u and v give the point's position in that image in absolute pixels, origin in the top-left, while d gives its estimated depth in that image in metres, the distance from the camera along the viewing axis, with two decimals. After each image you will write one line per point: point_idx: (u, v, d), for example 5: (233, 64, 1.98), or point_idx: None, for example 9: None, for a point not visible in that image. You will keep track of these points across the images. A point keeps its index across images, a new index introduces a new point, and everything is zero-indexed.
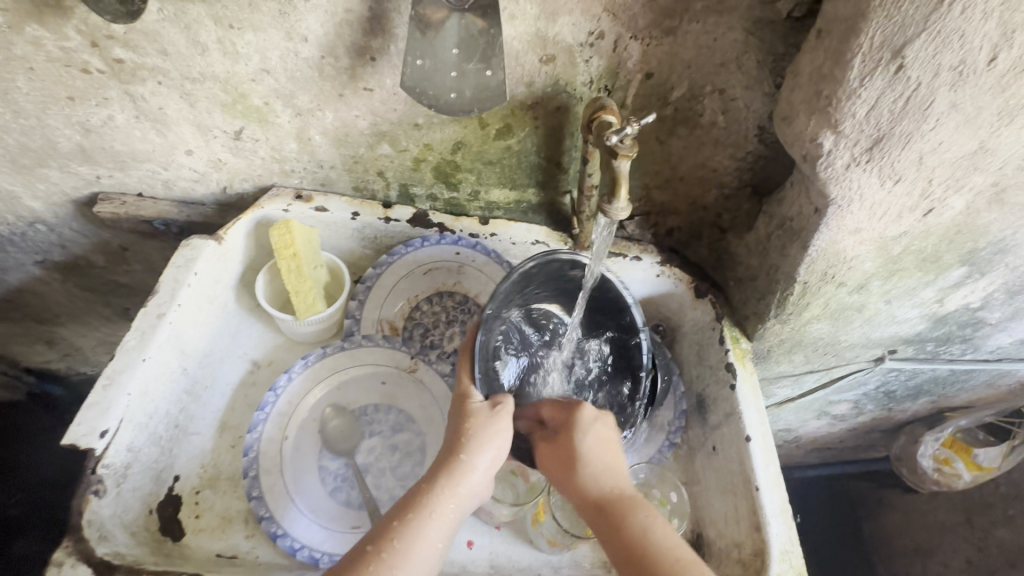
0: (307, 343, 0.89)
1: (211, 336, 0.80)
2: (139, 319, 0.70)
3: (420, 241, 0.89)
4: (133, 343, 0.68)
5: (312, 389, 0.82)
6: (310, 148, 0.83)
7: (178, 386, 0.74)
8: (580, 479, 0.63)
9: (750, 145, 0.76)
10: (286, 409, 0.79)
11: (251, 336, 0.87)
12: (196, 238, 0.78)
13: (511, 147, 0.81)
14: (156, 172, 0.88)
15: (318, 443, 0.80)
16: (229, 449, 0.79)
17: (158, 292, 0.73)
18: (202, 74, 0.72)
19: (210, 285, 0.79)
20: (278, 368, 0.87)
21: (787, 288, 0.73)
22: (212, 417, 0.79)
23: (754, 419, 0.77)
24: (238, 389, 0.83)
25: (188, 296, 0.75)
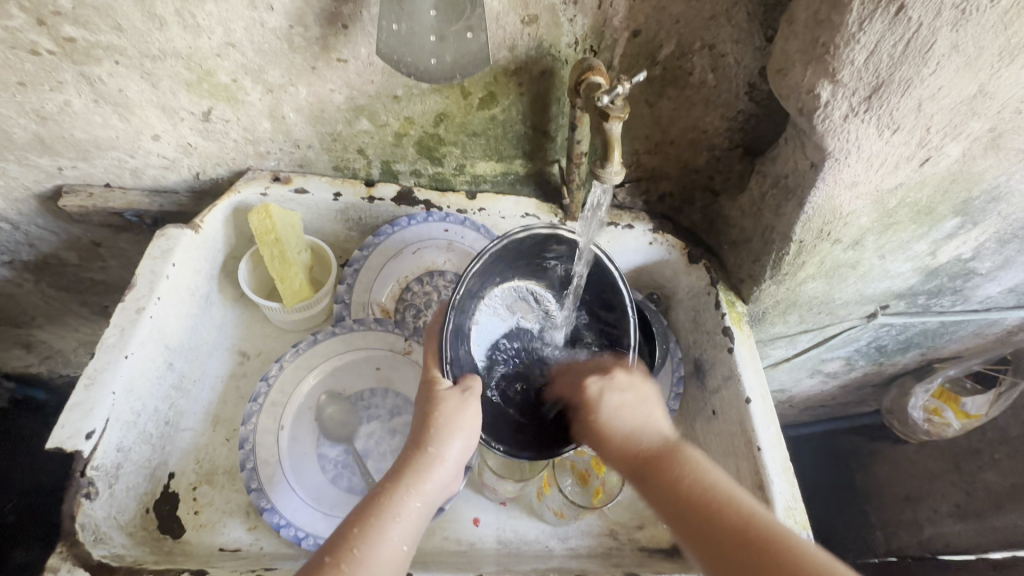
0: (297, 330, 0.87)
1: (194, 329, 0.77)
2: (117, 314, 0.66)
3: (406, 219, 0.87)
4: (113, 340, 0.65)
5: (306, 377, 0.80)
6: (285, 127, 0.79)
7: (165, 382, 0.71)
8: (613, 441, 0.64)
9: (741, 104, 0.75)
10: (280, 398, 0.77)
11: (237, 326, 0.85)
12: (171, 227, 0.74)
13: (496, 116, 0.79)
14: (123, 160, 0.83)
15: (315, 431, 0.79)
16: (224, 443, 0.77)
17: (136, 286, 0.69)
18: (162, 50, 0.67)
19: (189, 276, 0.76)
20: (268, 358, 0.85)
21: (783, 248, 0.72)
22: (203, 411, 0.77)
23: (753, 380, 0.77)
24: (229, 382, 0.81)
25: (167, 289, 0.71)
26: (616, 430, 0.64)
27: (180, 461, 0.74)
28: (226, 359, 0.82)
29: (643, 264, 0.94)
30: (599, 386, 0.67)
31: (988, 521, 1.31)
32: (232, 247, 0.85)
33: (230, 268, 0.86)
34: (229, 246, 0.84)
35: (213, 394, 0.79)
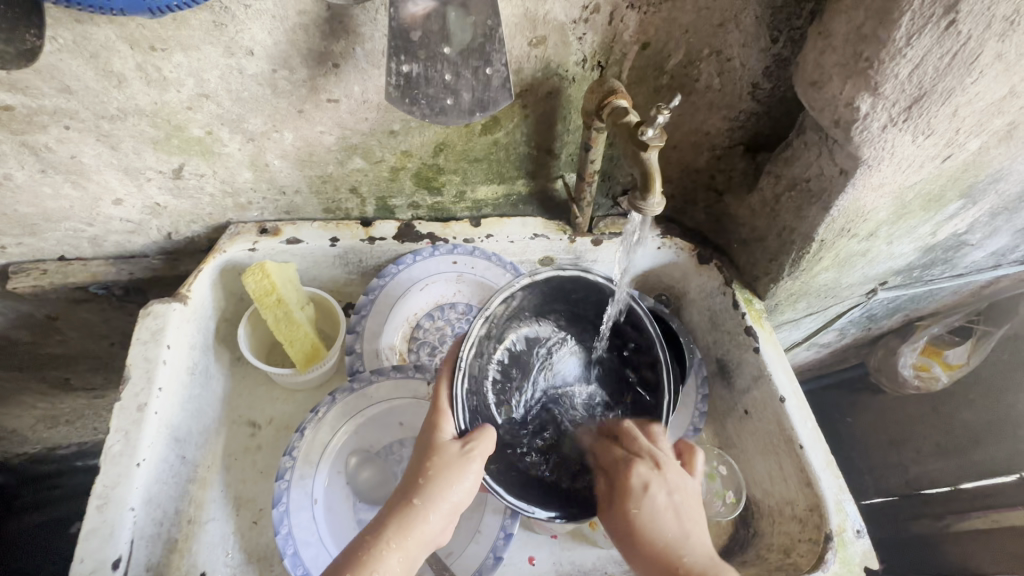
0: (306, 390, 0.80)
1: (197, 411, 0.70)
2: (116, 417, 0.60)
3: (411, 257, 0.81)
4: (118, 448, 0.58)
5: (330, 441, 0.74)
6: (268, 175, 0.71)
7: (179, 477, 0.65)
8: (639, 551, 0.57)
9: (744, 104, 0.72)
10: (308, 469, 0.71)
11: (242, 395, 0.78)
12: (157, 303, 0.66)
13: (499, 140, 0.74)
14: (79, 230, 0.73)
15: (349, 497, 0.74)
16: (252, 527, 0.71)
17: (130, 380, 0.62)
18: (123, 109, 0.58)
19: (186, 353, 0.69)
20: (282, 424, 0.78)
21: (804, 247, 0.73)
22: (224, 495, 0.71)
23: (783, 378, 0.78)
24: (242, 459, 0.74)
25: (166, 376, 0.64)
26: (654, 532, 0.57)
27: (210, 558, 0.66)
28: (235, 434, 0.75)
29: (650, 269, 0.91)
30: (645, 472, 0.59)
31: (967, 455, 1.33)
32: (223, 310, 0.77)
33: (224, 333, 0.78)
34: (220, 309, 0.77)
35: (229, 474, 0.72)
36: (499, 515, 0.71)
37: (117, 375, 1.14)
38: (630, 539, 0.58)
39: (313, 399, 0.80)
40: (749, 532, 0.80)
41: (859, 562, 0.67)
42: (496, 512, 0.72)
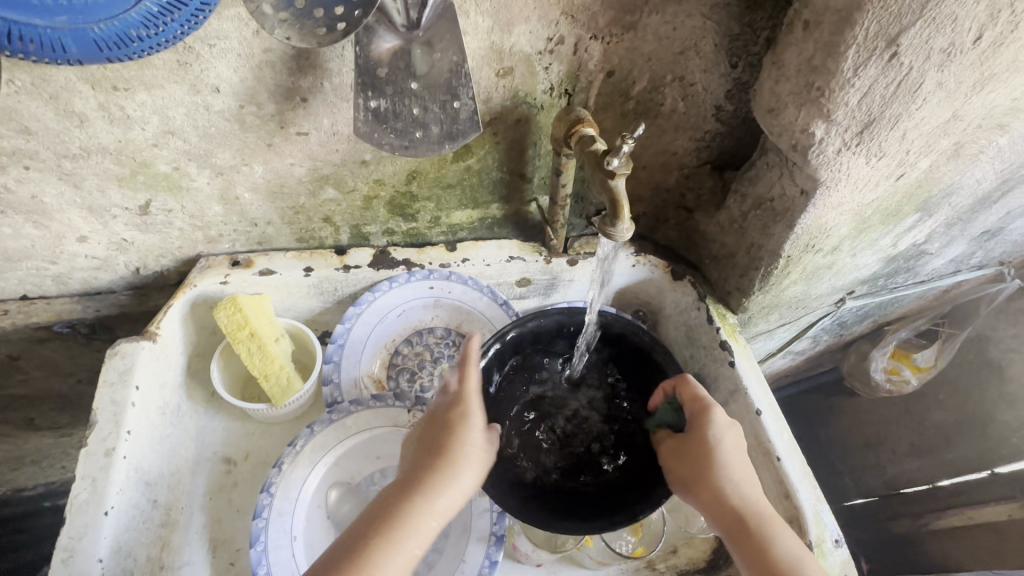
0: (284, 423, 0.79)
1: (168, 452, 0.68)
2: (83, 463, 0.57)
3: (388, 283, 0.81)
4: (84, 497, 0.56)
5: (308, 475, 0.72)
6: (239, 208, 0.71)
7: (151, 521, 0.63)
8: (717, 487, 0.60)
9: (709, 126, 0.74)
10: (285, 505, 0.70)
11: (217, 431, 0.76)
12: (123, 343, 0.65)
13: (471, 166, 0.75)
14: (42, 268, 0.71)
15: (330, 532, 0.72)
16: (229, 568, 0.69)
17: (97, 424, 0.60)
18: (86, 148, 0.58)
19: (156, 393, 0.67)
20: (258, 459, 0.76)
21: (772, 263, 0.75)
22: (200, 537, 0.69)
23: (758, 392, 0.79)
24: (218, 498, 0.72)
25: (135, 418, 0.62)
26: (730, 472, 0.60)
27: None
28: (209, 472, 0.73)
29: (626, 286, 0.92)
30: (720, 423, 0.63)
31: (939, 455, 1.38)
32: (196, 345, 0.76)
33: (196, 368, 0.76)
34: (192, 344, 0.75)
35: (204, 514, 0.70)
36: (482, 543, 0.70)
37: (85, 413, 1.11)
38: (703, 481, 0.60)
39: (290, 431, 0.79)
40: None
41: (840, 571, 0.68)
42: (480, 540, 0.71)
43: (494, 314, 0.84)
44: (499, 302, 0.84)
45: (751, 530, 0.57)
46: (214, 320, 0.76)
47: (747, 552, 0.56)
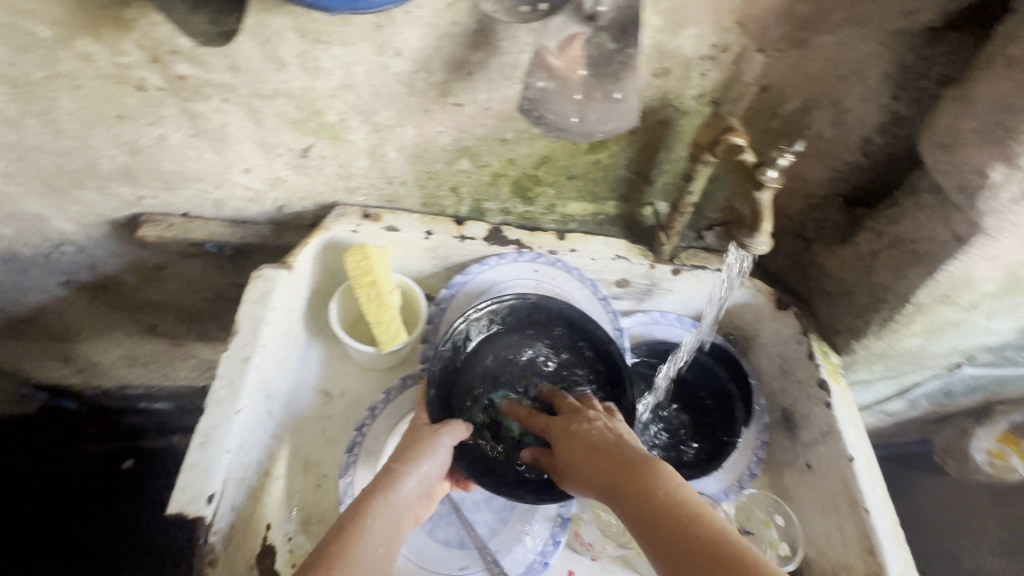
0: (380, 369, 0.84)
1: (285, 372, 0.75)
2: (223, 364, 0.65)
3: (497, 259, 0.84)
4: (222, 393, 0.63)
5: (395, 427, 0.76)
6: (382, 164, 0.77)
7: (265, 430, 0.70)
8: (585, 441, 0.62)
9: (851, 156, 0.73)
10: (371, 451, 0.74)
11: (320, 365, 0.83)
12: (267, 268, 0.72)
13: (601, 160, 0.77)
14: (206, 191, 0.81)
15: None
16: (316, 489, 0.76)
17: (238, 333, 0.67)
18: (275, 90, 0.65)
19: (284, 318, 0.74)
20: (352, 398, 0.82)
21: (897, 307, 0.72)
22: (296, 455, 0.76)
23: (854, 438, 0.75)
24: (315, 424, 0.79)
25: (268, 335, 0.69)
26: (586, 441, 0.63)
27: (275, 511, 0.71)
28: (310, 400, 0.80)
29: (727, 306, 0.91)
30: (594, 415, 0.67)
31: None
32: (318, 285, 0.83)
33: (314, 305, 0.83)
34: (316, 282, 0.82)
35: (302, 437, 0.77)
36: (549, 520, 0.73)
37: (200, 329, 1.25)
38: (584, 452, 0.62)
39: (383, 379, 0.84)
40: None
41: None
42: (547, 518, 0.73)
43: (592, 307, 0.85)
44: (598, 297, 0.85)
45: (615, 474, 0.58)
46: (338, 265, 0.83)
47: (624, 494, 0.56)
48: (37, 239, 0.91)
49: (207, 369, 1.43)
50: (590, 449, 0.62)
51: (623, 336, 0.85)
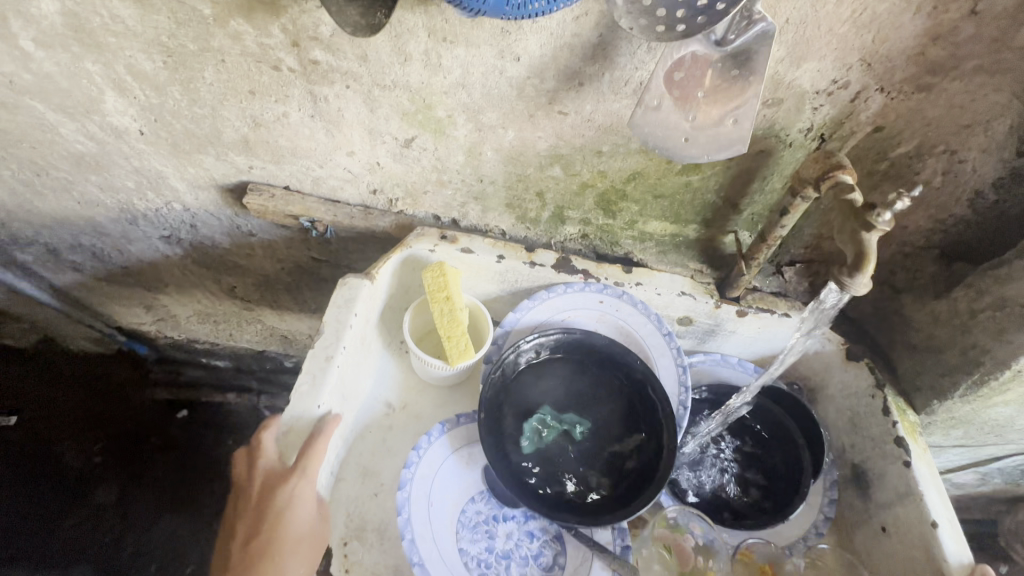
0: (439, 385, 0.87)
1: (357, 377, 0.78)
2: (309, 360, 0.69)
3: (565, 287, 0.84)
4: (305, 387, 0.67)
5: (446, 456, 0.76)
6: (477, 162, 0.80)
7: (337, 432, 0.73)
8: None
9: (958, 209, 0.71)
10: (427, 472, 0.73)
11: (384, 376, 0.85)
12: (352, 276, 0.75)
13: (691, 183, 0.77)
14: (310, 169, 0.87)
15: (455, 521, 0.73)
16: (372, 497, 0.76)
17: (323, 334, 0.71)
18: (395, 82, 0.69)
19: (363, 325, 0.77)
20: (413, 412, 0.85)
21: (994, 371, 0.68)
22: (357, 459, 0.78)
23: (937, 503, 0.71)
24: (375, 431, 0.81)
25: (350, 338, 0.72)
26: None
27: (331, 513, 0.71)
28: (373, 411, 0.82)
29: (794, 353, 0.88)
30: None
31: None
32: (392, 298, 0.85)
33: (386, 315, 0.86)
34: (391, 295, 0.85)
35: (363, 443, 0.80)
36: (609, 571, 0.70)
37: (272, 296, 1.32)
38: None
39: (440, 395, 0.87)
40: None
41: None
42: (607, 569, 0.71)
43: (655, 344, 0.84)
44: (662, 333, 0.83)
45: None
46: (414, 281, 0.86)
47: None
48: (152, 194, 0.99)
49: (269, 335, 1.51)
50: None
51: (685, 374, 0.83)
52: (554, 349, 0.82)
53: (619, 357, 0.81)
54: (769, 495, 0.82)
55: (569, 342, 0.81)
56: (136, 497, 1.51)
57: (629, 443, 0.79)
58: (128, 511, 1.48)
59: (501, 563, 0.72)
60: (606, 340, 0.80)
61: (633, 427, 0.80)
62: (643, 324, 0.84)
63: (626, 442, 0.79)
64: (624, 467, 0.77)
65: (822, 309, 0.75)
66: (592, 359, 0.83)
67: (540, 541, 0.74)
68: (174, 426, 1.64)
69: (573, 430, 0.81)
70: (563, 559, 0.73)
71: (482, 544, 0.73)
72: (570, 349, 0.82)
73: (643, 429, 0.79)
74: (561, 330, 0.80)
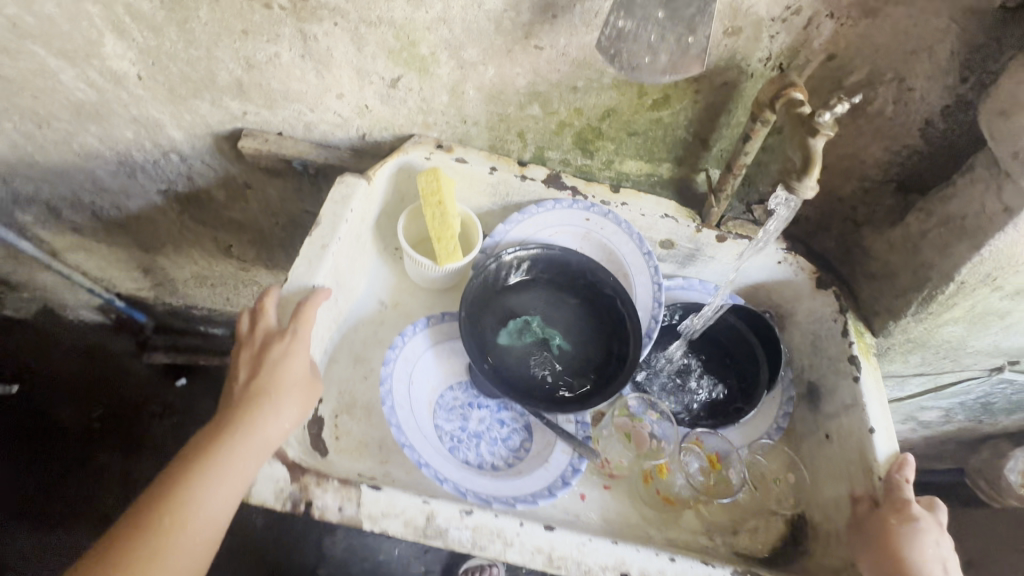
0: (430, 290, 0.93)
1: (354, 270, 0.84)
2: (306, 246, 0.73)
3: (553, 202, 0.89)
4: (302, 269, 0.72)
5: (428, 347, 0.82)
6: (460, 102, 0.84)
7: (331, 311, 0.79)
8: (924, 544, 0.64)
9: (911, 140, 0.75)
10: (410, 354, 0.79)
11: (379, 278, 0.91)
12: (350, 176, 0.81)
13: (662, 119, 0.82)
14: (302, 113, 0.91)
15: (432, 405, 0.79)
16: (363, 380, 0.83)
17: (321, 223, 0.76)
18: (380, 18, 0.73)
19: (359, 223, 0.82)
20: (404, 310, 0.91)
21: (939, 286, 0.74)
22: (351, 348, 0.84)
23: (877, 413, 0.77)
24: (368, 325, 0.87)
25: (346, 231, 0.78)
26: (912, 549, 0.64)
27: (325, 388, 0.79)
28: (369, 306, 0.89)
29: (764, 283, 0.93)
30: (919, 509, 0.67)
31: None
32: (388, 206, 0.91)
33: (383, 222, 0.91)
34: (387, 203, 0.90)
35: (356, 333, 0.86)
36: (568, 453, 0.77)
37: (267, 255, 1.37)
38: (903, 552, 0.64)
39: (430, 300, 0.93)
40: (809, 529, 0.79)
41: (939, 564, 0.64)
42: (567, 451, 0.77)
43: (634, 261, 0.90)
44: (642, 251, 0.89)
45: None
46: (409, 189, 0.91)
47: None
48: (150, 144, 1.03)
49: None
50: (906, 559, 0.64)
51: (660, 291, 0.89)
52: (535, 268, 0.91)
53: (592, 271, 0.88)
54: (736, 395, 0.87)
55: (547, 261, 0.90)
56: (138, 458, 1.54)
57: (599, 348, 0.86)
58: (130, 470, 1.51)
59: (472, 440, 0.78)
60: (579, 257, 0.88)
61: (606, 331, 0.88)
62: (621, 238, 0.90)
63: (597, 348, 0.87)
64: (590, 364, 0.85)
65: (785, 215, 0.78)
66: (568, 276, 0.90)
67: (510, 428, 0.81)
68: (173, 393, 1.64)
69: (547, 336, 0.87)
70: (529, 442, 0.79)
71: (456, 423, 0.80)
72: (548, 270, 0.91)
73: (614, 331, 0.87)
74: (542, 246, 0.88)
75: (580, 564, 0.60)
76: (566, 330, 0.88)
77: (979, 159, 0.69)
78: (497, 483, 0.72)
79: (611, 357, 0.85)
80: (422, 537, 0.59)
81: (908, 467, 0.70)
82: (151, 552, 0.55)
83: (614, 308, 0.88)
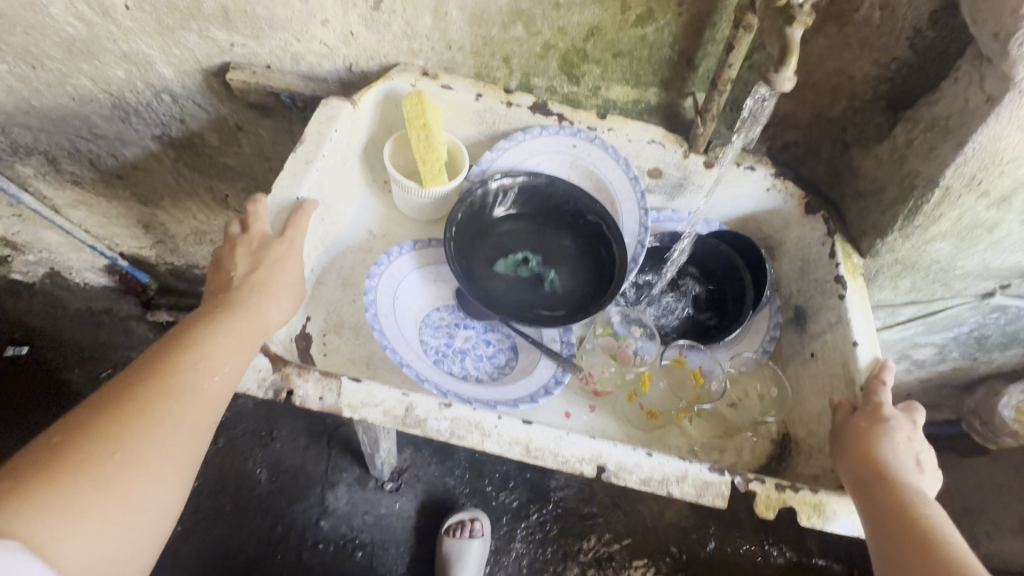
0: (419, 222, 0.94)
1: (341, 195, 0.85)
2: (290, 161, 0.75)
3: (539, 129, 0.89)
4: (286, 182, 0.73)
5: (414, 268, 0.83)
6: (444, 25, 0.84)
7: (319, 231, 0.80)
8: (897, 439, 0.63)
9: (898, 50, 0.74)
10: (394, 273, 0.81)
11: (368, 208, 0.91)
12: (335, 99, 0.81)
13: (646, 36, 0.82)
14: (288, 43, 0.91)
15: (418, 321, 0.81)
16: (350, 302, 0.84)
17: (305, 141, 0.77)
18: None
19: (344, 146, 0.83)
20: (392, 240, 0.92)
21: (925, 195, 0.74)
22: (341, 273, 0.85)
23: (862, 326, 0.77)
24: (357, 253, 0.88)
25: (330, 149, 0.79)
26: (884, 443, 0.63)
27: (314, 307, 0.80)
28: (357, 234, 0.89)
29: (753, 211, 0.93)
30: (892, 410, 0.66)
31: None
32: (375, 136, 0.91)
33: (370, 153, 0.91)
34: (374, 132, 0.90)
35: (345, 260, 0.86)
36: (552, 367, 0.78)
37: None
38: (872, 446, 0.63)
39: (419, 231, 0.93)
40: (795, 445, 0.80)
41: (912, 455, 0.63)
42: (551, 366, 0.78)
43: (621, 187, 0.89)
44: (629, 176, 0.88)
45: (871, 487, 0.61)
46: (396, 118, 0.91)
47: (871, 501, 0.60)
48: (141, 84, 1.04)
49: None
50: (876, 451, 0.63)
51: (647, 216, 0.88)
52: (522, 197, 0.90)
53: (579, 197, 0.88)
54: (723, 319, 0.88)
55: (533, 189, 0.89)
56: None
57: (590, 273, 0.86)
58: None
59: (457, 356, 0.80)
60: (566, 183, 0.88)
61: (595, 256, 0.88)
62: (608, 165, 0.89)
63: (587, 272, 0.87)
64: (577, 287, 0.86)
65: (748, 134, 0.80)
66: (557, 203, 0.90)
67: (496, 347, 0.82)
68: None
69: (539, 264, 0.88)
70: (514, 360, 0.81)
71: (442, 339, 0.81)
72: (535, 199, 0.90)
73: (602, 256, 0.87)
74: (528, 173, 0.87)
75: (556, 456, 0.62)
76: (555, 258, 0.88)
77: (964, 58, 0.68)
78: (478, 390, 0.74)
79: (598, 284, 0.85)
80: (401, 425, 0.62)
81: (885, 374, 0.70)
82: (159, 413, 0.54)
83: (601, 232, 0.87)
